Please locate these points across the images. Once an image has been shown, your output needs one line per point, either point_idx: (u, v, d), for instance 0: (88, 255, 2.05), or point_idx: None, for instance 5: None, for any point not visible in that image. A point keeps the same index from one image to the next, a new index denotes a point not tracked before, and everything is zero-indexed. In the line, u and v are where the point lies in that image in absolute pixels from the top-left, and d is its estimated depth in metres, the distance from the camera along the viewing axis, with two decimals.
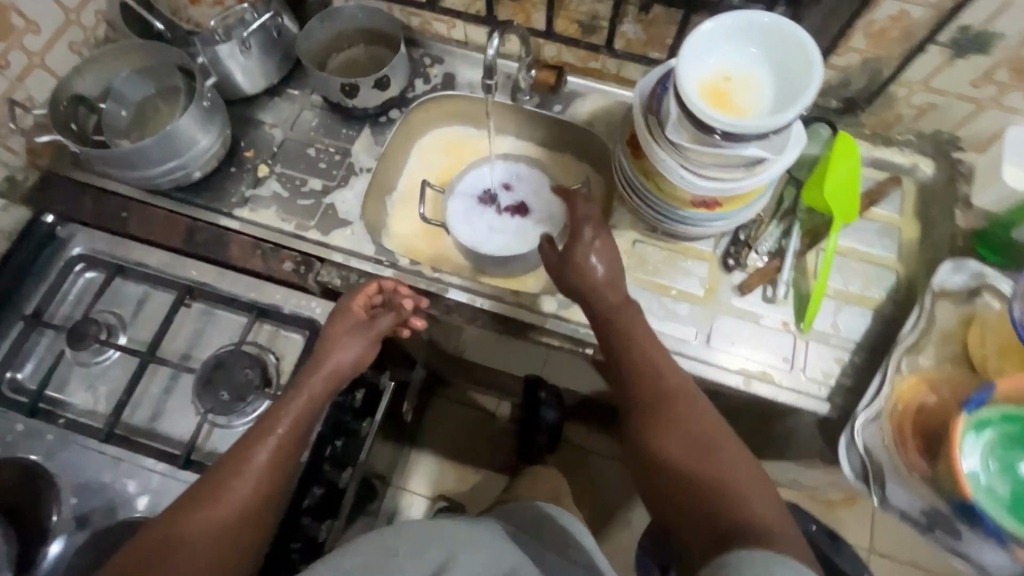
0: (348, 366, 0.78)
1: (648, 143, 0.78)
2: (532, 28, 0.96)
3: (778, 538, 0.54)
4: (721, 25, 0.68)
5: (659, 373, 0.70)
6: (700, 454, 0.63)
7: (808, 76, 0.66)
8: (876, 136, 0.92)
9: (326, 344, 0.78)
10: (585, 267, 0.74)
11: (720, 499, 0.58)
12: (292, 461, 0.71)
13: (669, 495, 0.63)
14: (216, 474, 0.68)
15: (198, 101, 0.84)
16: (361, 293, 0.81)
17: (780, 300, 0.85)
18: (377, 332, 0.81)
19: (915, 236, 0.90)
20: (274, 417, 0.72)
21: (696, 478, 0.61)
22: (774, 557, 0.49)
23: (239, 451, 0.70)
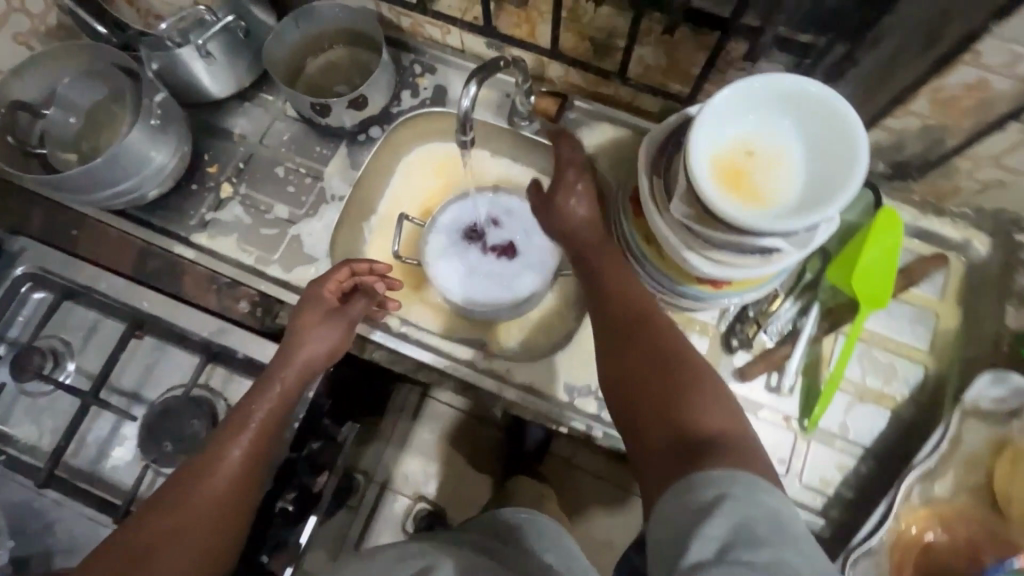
0: (321, 357, 0.74)
1: (651, 213, 0.67)
2: (536, 44, 0.83)
3: (742, 455, 0.51)
4: (748, 90, 0.57)
5: (627, 294, 0.68)
6: (676, 371, 0.60)
7: (849, 163, 0.54)
8: (926, 204, 0.79)
9: (296, 336, 0.73)
10: (565, 211, 0.77)
11: (689, 424, 0.55)
12: (266, 459, 0.69)
13: (641, 409, 0.59)
14: (182, 480, 0.65)
15: (145, 118, 0.75)
16: (331, 278, 0.76)
17: (785, 391, 0.75)
18: (349, 316, 0.77)
19: (955, 326, 0.78)
20: (244, 415, 0.69)
21: (674, 394, 0.58)
22: (745, 480, 0.47)
23: (207, 454, 0.67)
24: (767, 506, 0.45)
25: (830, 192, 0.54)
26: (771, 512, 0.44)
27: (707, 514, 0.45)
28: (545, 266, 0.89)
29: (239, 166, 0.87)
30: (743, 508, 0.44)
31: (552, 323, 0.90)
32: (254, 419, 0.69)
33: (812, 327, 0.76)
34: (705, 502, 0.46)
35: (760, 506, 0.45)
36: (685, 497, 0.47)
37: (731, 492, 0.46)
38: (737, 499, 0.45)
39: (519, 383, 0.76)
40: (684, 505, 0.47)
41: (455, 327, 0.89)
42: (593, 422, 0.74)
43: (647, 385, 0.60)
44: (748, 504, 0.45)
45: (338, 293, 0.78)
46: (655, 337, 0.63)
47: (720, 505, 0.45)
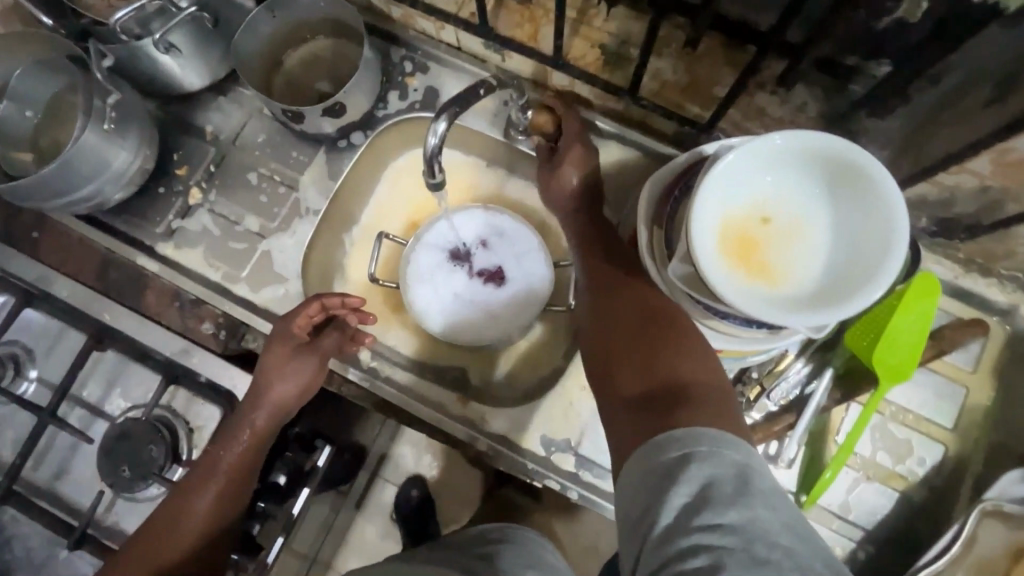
0: (293, 394, 0.72)
1: (650, 268, 0.60)
2: (539, 50, 0.73)
3: (714, 409, 0.50)
4: (771, 148, 0.48)
5: (612, 248, 0.67)
6: (656, 327, 0.58)
7: (882, 249, 0.46)
8: (971, 263, 0.69)
9: (263, 379, 0.70)
10: (563, 179, 0.73)
11: (666, 381, 0.54)
12: (240, 499, 0.70)
13: (619, 368, 0.58)
14: (154, 532, 0.67)
15: (99, 121, 0.68)
16: (300, 315, 0.71)
17: (783, 463, 0.69)
18: (322, 350, 0.74)
19: (987, 402, 0.70)
20: (211, 460, 0.68)
21: (652, 354, 0.56)
22: (713, 435, 0.46)
23: (174, 504, 0.67)
24: (732, 461, 0.44)
25: (855, 283, 0.46)
26: (736, 469, 0.44)
27: (672, 478, 0.44)
28: (533, 298, 0.81)
29: (209, 169, 0.80)
30: (709, 468, 0.44)
31: (539, 357, 0.82)
32: (221, 464, 0.68)
33: (822, 396, 0.68)
34: (671, 463, 0.45)
35: (725, 464, 0.44)
36: (654, 455, 0.47)
37: (697, 451, 0.45)
38: (703, 460, 0.44)
39: (493, 433, 0.72)
40: (652, 465, 0.46)
41: (435, 355, 0.83)
42: (568, 482, 0.71)
43: (627, 347, 0.58)
44: (713, 462, 0.44)
45: (309, 328, 0.73)
46: (641, 292, 0.61)
47: (686, 465, 0.45)
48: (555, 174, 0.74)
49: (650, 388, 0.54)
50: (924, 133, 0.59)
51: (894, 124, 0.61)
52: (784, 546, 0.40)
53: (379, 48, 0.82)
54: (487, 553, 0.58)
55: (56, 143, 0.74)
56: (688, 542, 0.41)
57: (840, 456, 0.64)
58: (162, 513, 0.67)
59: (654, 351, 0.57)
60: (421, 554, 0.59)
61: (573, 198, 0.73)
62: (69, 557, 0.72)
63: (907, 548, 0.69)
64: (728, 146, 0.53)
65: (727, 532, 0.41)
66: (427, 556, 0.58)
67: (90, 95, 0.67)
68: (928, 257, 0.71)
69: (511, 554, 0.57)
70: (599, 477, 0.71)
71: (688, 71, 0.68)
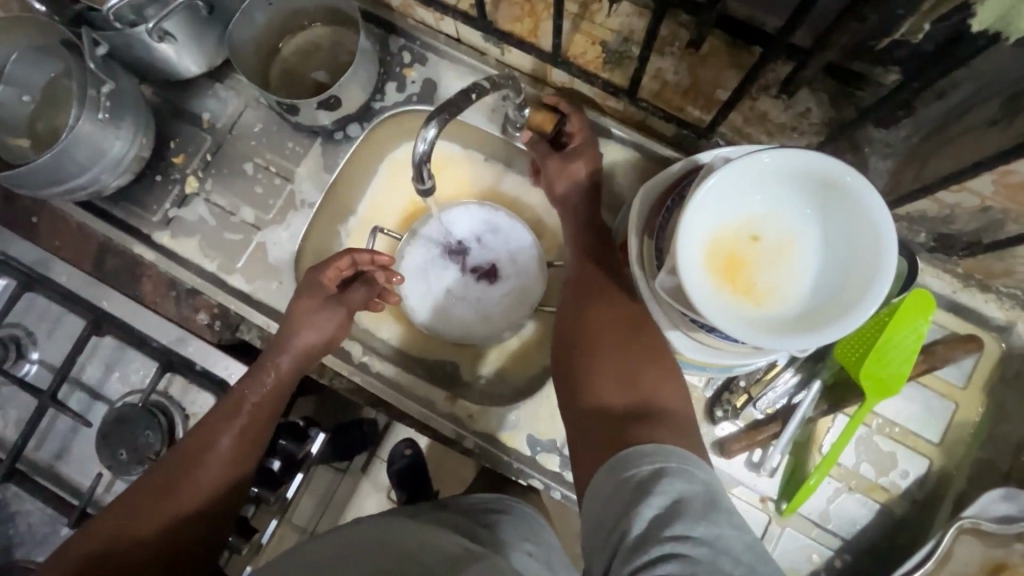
0: (319, 343, 0.73)
1: (639, 278, 0.60)
2: (539, 46, 0.71)
3: (680, 435, 0.52)
4: (763, 167, 0.47)
5: (596, 256, 0.67)
6: (630, 341, 0.59)
7: (869, 276, 0.45)
8: (969, 278, 0.68)
9: (291, 326, 0.72)
10: (570, 170, 0.72)
11: (636, 397, 0.55)
12: (257, 446, 0.71)
13: (591, 374, 0.59)
14: (172, 469, 0.66)
15: (93, 111, 0.67)
16: (331, 266, 0.73)
17: (765, 471, 0.70)
18: (347, 304, 0.76)
19: (974, 419, 0.70)
20: (237, 400, 0.70)
21: (629, 366, 0.58)
22: (683, 453, 0.48)
23: (197, 439, 0.68)
24: (700, 479, 0.45)
25: (839, 309, 0.46)
26: (704, 487, 0.45)
27: (645, 492, 0.45)
28: (521, 296, 0.81)
29: (206, 158, 0.80)
30: (679, 483, 0.45)
31: (530, 355, 0.82)
32: (244, 406, 0.70)
33: (809, 407, 0.68)
34: (644, 477, 0.46)
35: (695, 482, 0.45)
36: (627, 469, 0.47)
37: (669, 467, 0.46)
38: (674, 475, 0.45)
39: (481, 430, 0.74)
40: (625, 479, 0.47)
41: (426, 349, 0.84)
42: (553, 483, 0.73)
43: (601, 355, 0.59)
44: (683, 478, 0.45)
45: (337, 281, 0.74)
46: (616, 303, 0.62)
47: (658, 479, 0.45)
48: (564, 168, 0.72)
49: (621, 401, 0.56)
50: (926, 147, 0.58)
51: (899, 136, 0.59)
52: (747, 563, 0.41)
53: (377, 37, 0.80)
54: (487, 520, 0.58)
55: (52, 129, 0.74)
56: (660, 548, 0.41)
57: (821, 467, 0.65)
58: (183, 449, 0.68)
59: (627, 363, 0.58)
60: (424, 514, 0.59)
61: (582, 191, 0.71)
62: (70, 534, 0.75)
63: (883, 558, 0.70)
64: (723, 159, 0.52)
65: (696, 542, 0.41)
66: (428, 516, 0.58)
67: (84, 84, 0.66)
68: (926, 271, 0.70)
69: (511, 525, 0.58)
70: None
71: (690, 71, 0.67)
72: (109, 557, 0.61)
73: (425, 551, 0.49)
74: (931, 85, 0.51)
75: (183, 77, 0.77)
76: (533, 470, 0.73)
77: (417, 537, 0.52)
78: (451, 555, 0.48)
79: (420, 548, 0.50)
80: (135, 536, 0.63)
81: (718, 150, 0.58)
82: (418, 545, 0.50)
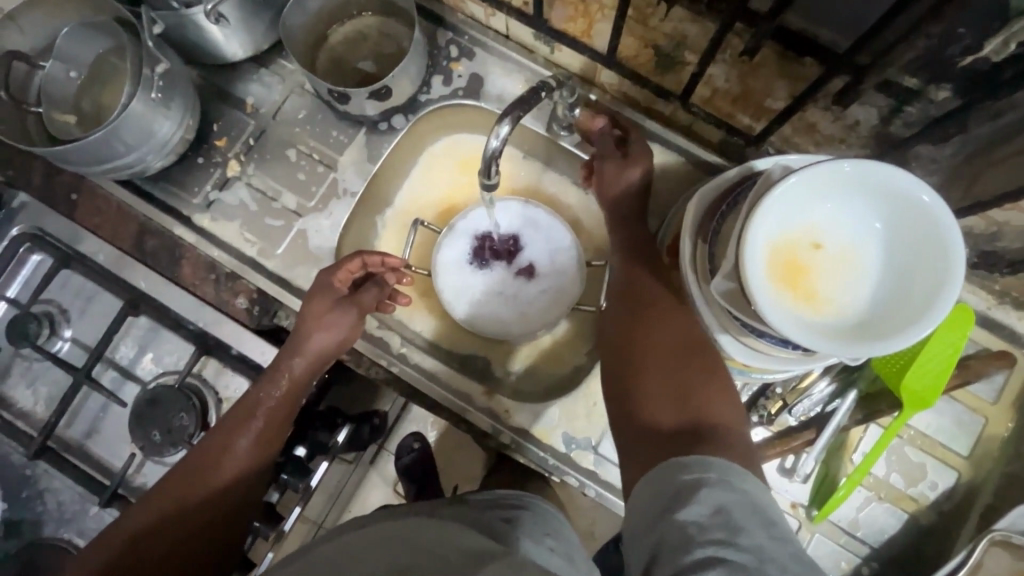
0: (331, 345, 0.73)
1: (691, 284, 0.61)
2: (593, 46, 0.71)
3: (733, 448, 0.51)
4: (839, 175, 0.48)
5: (642, 278, 0.65)
6: (680, 359, 0.58)
7: (934, 292, 0.46)
8: (1005, 295, 0.69)
9: (304, 328, 0.71)
10: (619, 176, 0.72)
11: (687, 414, 0.54)
12: (274, 445, 0.71)
13: (640, 392, 0.59)
14: (188, 472, 0.66)
15: (146, 90, 0.67)
16: (342, 268, 0.73)
17: (797, 476, 0.71)
18: (361, 304, 0.75)
19: (1003, 434, 0.71)
20: (252, 400, 0.69)
21: (684, 389, 0.56)
22: (723, 465, 0.48)
23: (215, 442, 0.67)
24: (742, 490, 0.45)
25: (902, 321, 0.47)
26: (747, 498, 0.45)
27: (684, 500, 0.45)
28: (558, 294, 0.81)
29: (248, 142, 0.79)
30: (720, 493, 0.45)
31: (563, 354, 0.83)
32: (260, 408, 0.69)
33: (844, 415, 0.68)
34: (685, 485, 0.46)
35: (736, 492, 0.45)
36: (668, 478, 0.48)
37: (707, 478, 0.46)
38: (714, 487, 0.46)
39: (515, 426, 0.75)
40: (662, 487, 0.48)
41: (459, 342, 0.84)
42: (587, 480, 0.73)
43: (652, 375, 0.58)
44: (724, 490, 0.45)
45: (349, 282, 0.75)
46: (672, 320, 0.61)
47: (698, 489, 0.46)
48: (621, 175, 0.72)
49: (673, 418, 0.55)
50: (977, 165, 0.59)
51: (947, 152, 0.60)
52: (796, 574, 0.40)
53: (426, 30, 0.80)
54: (507, 517, 0.57)
55: (97, 106, 0.73)
56: (702, 551, 0.41)
57: (854, 475, 0.66)
58: (200, 452, 0.67)
59: (677, 379, 0.57)
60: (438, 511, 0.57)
61: (631, 198, 0.72)
62: (99, 513, 0.74)
63: (904, 565, 0.71)
64: (785, 167, 0.54)
65: (741, 546, 0.41)
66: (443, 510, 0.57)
67: (139, 63, 0.66)
68: (963, 286, 0.71)
69: (530, 521, 0.57)
70: (616, 476, 0.73)
71: (741, 80, 0.66)
72: (130, 558, 0.62)
73: (441, 545, 0.47)
74: (993, 104, 0.52)
75: (231, 61, 0.76)
76: (567, 467, 0.74)
77: (443, 530, 0.50)
78: (469, 550, 0.46)
79: (437, 541, 0.48)
80: (157, 538, 0.63)
81: (775, 159, 0.59)
82: (435, 540, 0.48)
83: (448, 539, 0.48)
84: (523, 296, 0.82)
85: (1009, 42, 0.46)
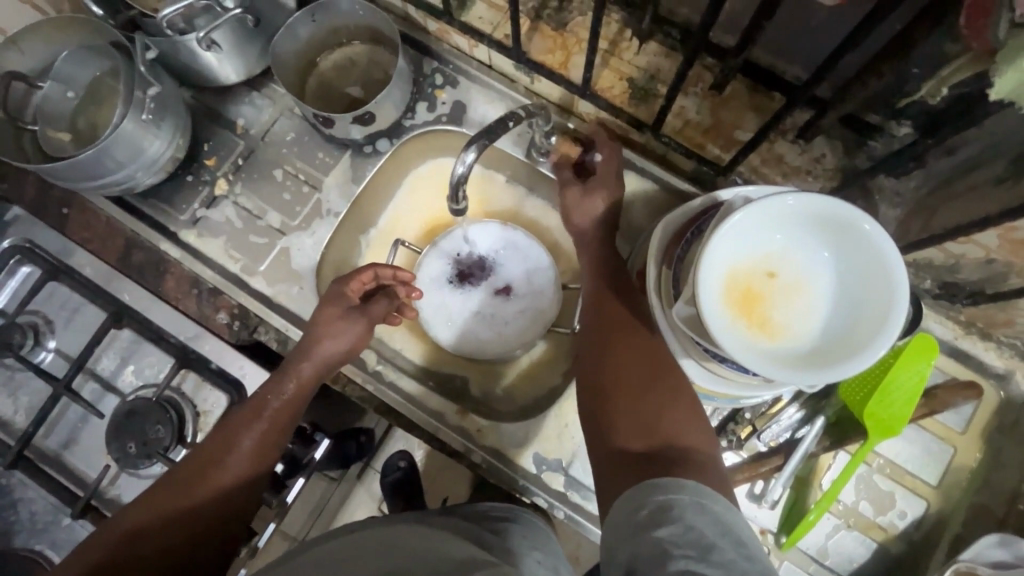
0: (339, 353, 0.74)
1: (656, 308, 0.63)
2: (568, 77, 0.74)
3: (704, 471, 0.52)
4: (785, 209, 0.50)
5: (612, 304, 0.67)
6: (650, 384, 0.59)
7: (883, 318, 0.48)
8: (971, 326, 0.70)
9: (314, 334, 0.73)
10: (592, 202, 0.73)
11: (659, 438, 0.55)
12: (274, 452, 0.69)
13: (612, 415, 0.59)
14: (189, 472, 0.65)
15: (137, 112, 0.69)
16: (355, 279, 0.75)
17: (766, 503, 0.71)
18: (370, 316, 0.76)
19: (972, 464, 0.71)
20: (259, 402, 0.69)
21: (655, 413, 0.57)
22: (696, 486, 0.48)
23: (218, 442, 0.67)
24: (713, 511, 0.46)
25: (854, 347, 0.48)
26: (716, 518, 0.46)
27: (660, 520, 0.46)
28: (535, 315, 0.83)
29: (237, 162, 0.82)
30: (691, 515, 0.46)
31: (539, 374, 0.84)
32: (266, 409, 0.69)
33: (812, 442, 0.69)
34: (658, 505, 0.47)
35: (707, 513, 0.46)
36: (642, 496, 0.48)
37: (680, 500, 0.47)
38: (687, 509, 0.46)
39: (488, 446, 0.75)
40: (639, 506, 0.48)
41: (437, 361, 0.85)
42: (557, 502, 0.74)
43: (623, 399, 0.59)
44: (695, 512, 0.46)
45: (361, 292, 0.76)
46: (638, 344, 0.63)
47: (671, 509, 0.46)
48: (589, 196, 0.73)
49: (645, 440, 0.55)
50: (936, 199, 0.60)
51: (909, 185, 0.61)
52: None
53: (412, 58, 0.83)
54: (495, 528, 0.60)
55: (92, 125, 0.76)
56: (675, 565, 0.42)
57: (821, 502, 0.66)
58: (204, 452, 0.67)
59: (647, 404, 0.58)
60: (427, 518, 0.60)
61: (604, 221, 0.73)
62: (71, 525, 0.75)
63: None
64: (745, 198, 0.55)
65: (713, 562, 0.42)
66: (432, 520, 0.59)
67: (131, 86, 0.68)
68: (930, 316, 0.72)
69: (519, 534, 0.59)
70: (586, 499, 0.74)
71: (712, 112, 0.70)
72: (121, 558, 0.59)
73: (429, 554, 0.48)
74: (944, 144, 0.54)
75: (224, 84, 0.79)
76: (541, 487, 0.74)
77: (426, 541, 0.51)
78: (453, 560, 0.47)
79: (425, 550, 0.49)
80: (151, 537, 0.61)
81: (737, 190, 0.61)
82: (421, 552, 0.49)
83: (436, 547, 0.50)
84: (500, 317, 0.84)
85: (942, 86, 0.49)
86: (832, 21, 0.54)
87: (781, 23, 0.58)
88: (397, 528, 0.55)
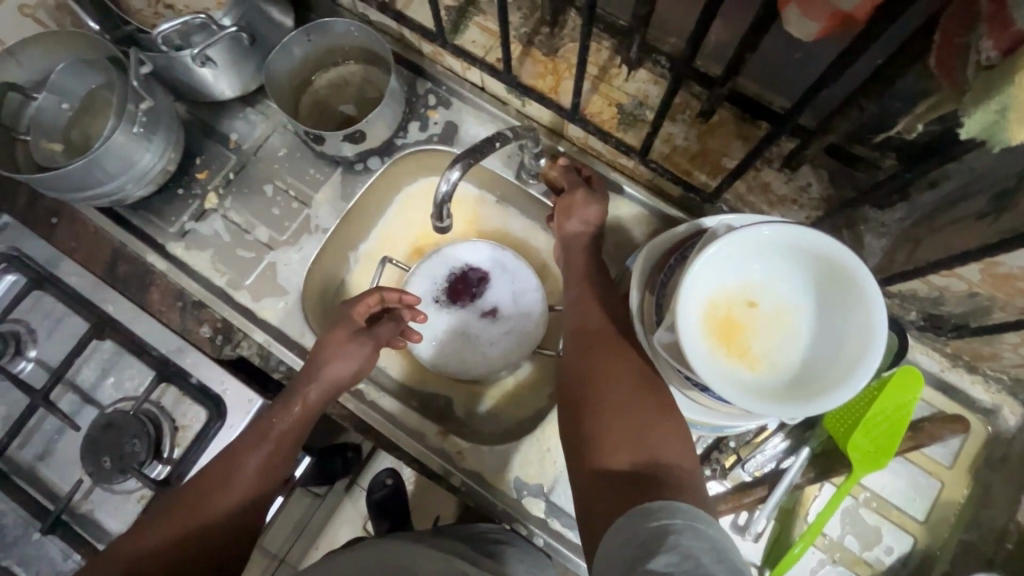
0: (349, 373, 0.72)
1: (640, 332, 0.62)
2: (558, 100, 0.75)
3: (688, 490, 0.51)
4: (762, 239, 0.50)
5: (593, 319, 0.66)
6: (631, 399, 0.58)
7: (862, 349, 0.48)
8: (958, 359, 0.70)
9: (323, 355, 0.72)
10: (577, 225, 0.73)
11: (642, 456, 0.54)
12: (279, 474, 0.67)
13: (594, 434, 0.58)
14: (194, 493, 0.63)
15: (128, 124, 0.70)
16: (361, 302, 0.74)
17: (749, 536, 0.69)
18: (378, 337, 0.75)
19: (960, 499, 0.70)
20: (266, 422, 0.68)
21: (638, 430, 0.56)
22: (690, 510, 0.47)
23: (224, 461, 0.65)
24: (707, 535, 0.44)
25: (834, 377, 0.48)
26: (711, 543, 0.44)
27: (655, 549, 0.43)
28: (520, 330, 0.83)
29: (228, 176, 0.82)
30: (687, 540, 0.44)
31: (525, 396, 0.83)
32: (273, 430, 0.68)
33: (797, 473, 0.68)
34: (653, 532, 0.45)
35: (702, 538, 0.44)
36: (637, 523, 0.47)
37: (674, 525, 0.45)
38: (682, 533, 0.44)
39: (468, 468, 0.74)
40: (633, 538, 0.46)
41: (423, 381, 0.85)
42: (537, 529, 0.73)
43: (604, 416, 0.58)
44: (691, 536, 0.44)
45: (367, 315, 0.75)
46: (618, 360, 0.62)
47: (667, 536, 0.44)
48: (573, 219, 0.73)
49: (629, 459, 0.54)
50: (920, 231, 0.60)
51: (895, 217, 0.61)
52: None
53: (407, 79, 0.84)
54: (495, 549, 0.62)
55: (86, 137, 0.77)
56: None
57: (807, 534, 0.65)
58: (209, 472, 0.65)
59: (629, 422, 0.57)
60: (427, 538, 0.62)
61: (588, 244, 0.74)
62: (40, 540, 0.72)
63: None
64: (727, 226, 0.55)
65: None
66: (433, 540, 0.61)
67: (124, 99, 0.69)
68: (916, 348, 0.72)
69: (516, 555, 0.63)
70: (567, 526, 0.72)
71: (699, 139, 0.71)
72: None
73: None
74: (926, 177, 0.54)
75: (218, 99, 0.80)
76: (523, 510, 0.73)
77: (422, 564, 0.52)
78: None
79: None
80: (155, 557, 0.59)
81: (722, 218, 0.61)
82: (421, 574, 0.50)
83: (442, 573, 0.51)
84: (483, 334, 0.83)
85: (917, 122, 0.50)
86: (816, 53, 0.55)
87: (767, 54, 0.59)
88: (398, 545, 0.57)
